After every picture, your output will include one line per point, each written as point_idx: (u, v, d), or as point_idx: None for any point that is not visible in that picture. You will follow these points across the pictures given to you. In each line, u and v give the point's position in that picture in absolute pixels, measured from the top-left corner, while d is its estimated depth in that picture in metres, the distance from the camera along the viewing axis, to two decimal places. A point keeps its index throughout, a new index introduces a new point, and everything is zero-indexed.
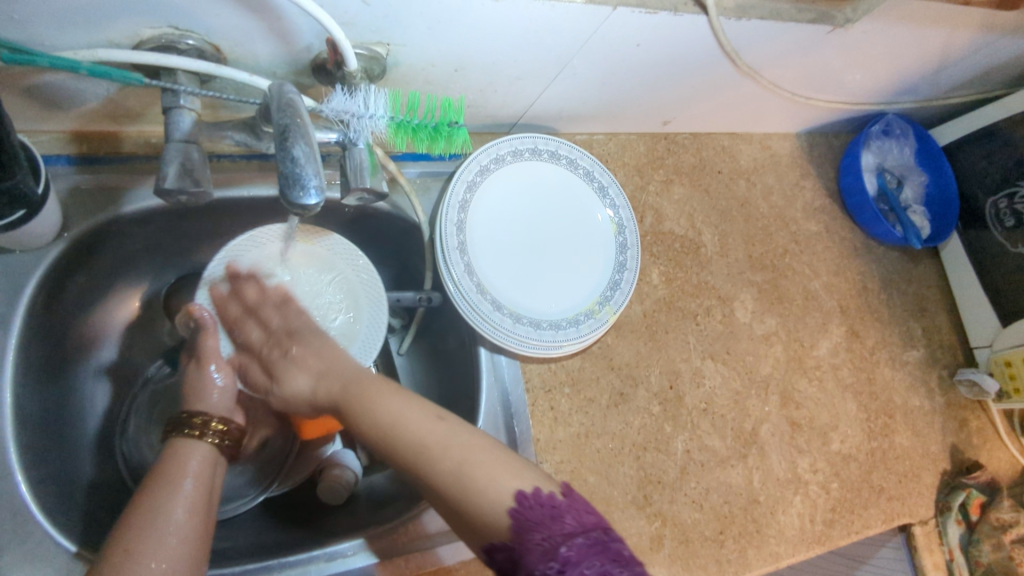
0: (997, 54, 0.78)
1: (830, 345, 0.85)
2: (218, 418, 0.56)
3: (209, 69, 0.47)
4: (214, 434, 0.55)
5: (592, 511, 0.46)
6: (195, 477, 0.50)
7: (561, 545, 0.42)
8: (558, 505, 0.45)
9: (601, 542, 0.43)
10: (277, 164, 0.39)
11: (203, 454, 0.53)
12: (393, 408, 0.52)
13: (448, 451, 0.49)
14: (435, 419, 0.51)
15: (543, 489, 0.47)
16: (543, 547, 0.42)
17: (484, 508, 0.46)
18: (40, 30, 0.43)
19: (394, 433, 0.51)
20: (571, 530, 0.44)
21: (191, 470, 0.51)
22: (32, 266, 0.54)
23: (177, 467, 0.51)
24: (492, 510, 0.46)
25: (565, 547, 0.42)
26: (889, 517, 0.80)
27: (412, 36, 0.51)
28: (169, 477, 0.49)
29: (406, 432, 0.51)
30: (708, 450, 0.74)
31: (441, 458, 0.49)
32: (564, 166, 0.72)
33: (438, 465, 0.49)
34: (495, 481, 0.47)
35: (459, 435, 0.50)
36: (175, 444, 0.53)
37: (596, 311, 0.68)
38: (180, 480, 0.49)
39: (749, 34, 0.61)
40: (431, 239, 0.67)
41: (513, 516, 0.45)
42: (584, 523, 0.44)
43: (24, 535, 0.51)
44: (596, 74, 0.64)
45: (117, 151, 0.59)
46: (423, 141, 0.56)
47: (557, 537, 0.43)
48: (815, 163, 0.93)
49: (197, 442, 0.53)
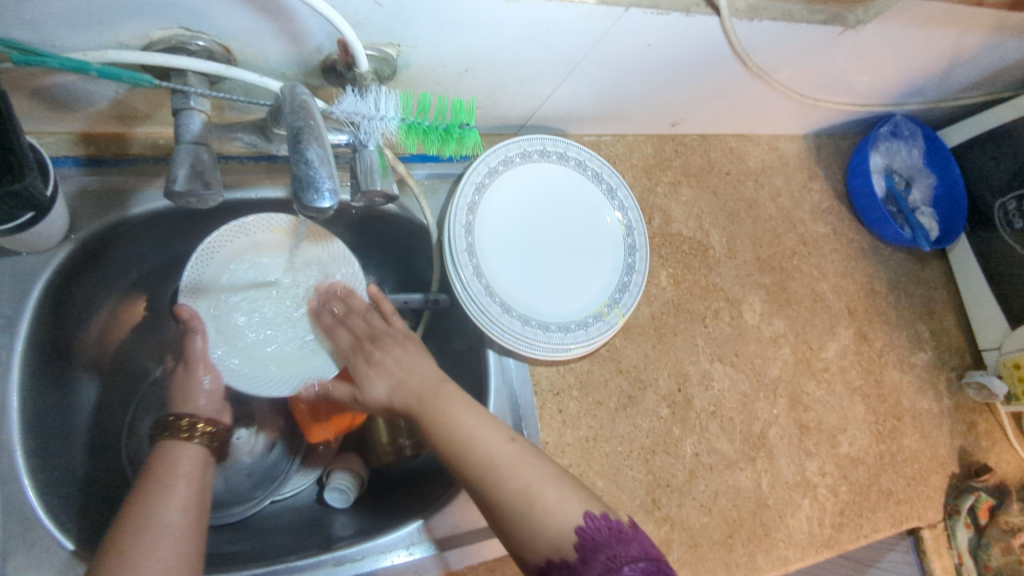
0: (1007, 56, 0.78)
1: (838, 347, 0.85)
2: (204, 420, 0.56)
3: (219, 71, 0.46)
4: (202, 435, 0.55)
5: (655, 545, 0.48)
6: (186, 477, 0.51)
7: (625, 566, 0.44)
8: (624, 532, 0.47)
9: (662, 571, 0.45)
10: (290, 166, 0.39)
11: (196, 454, 0.54)
12: (468, 422, 0.52)
13: (512, 472, 0.49)
14: (505, 440, 0.51)
15: (608, 513, 0.49)
16: (606, 565, 0.45)
17: (550, 534, 0.47)
18: (49, 32, 0.43)
19: (467, 448, 0.51)
20: (636, 555, 0.46)
21: (182, 469, 0.51)
22: (39, 268, 0.54)
23: (166, 464, 0.51)
24: (550, 531, 0.47)
25: (627, 568, 0.44)
26: (898, 520, 0.80)
27: (423, 37, 0.51)
28: (161, 475, 0.50)
29: (470, 446, 0.51)
30: (717, 452, 0.73)
31: (510, 479, 0.49)
32: (573, 167, 0.72)
33: (504, 481, 0.49)
34: (563, 508, 0.48)
35: (524, 458, 0.50)
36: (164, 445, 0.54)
37: (605, 313, 0.68)
38: (171, 479, 0.50)
39: (760, 35, 0.60)
40: (439, 241, 0.67)
41: (580, 534, 0.46)
42: (649, 552, 0.47)
43: (30, 539, 0.50)
44: (606, 75, 0.64)
45: (124, 153, 0.58)
46: (434, 142, 0.56)
47: (622, 558, 0.45)
48: (823, 164, 0.93)
49: (187, 442, 0.54)
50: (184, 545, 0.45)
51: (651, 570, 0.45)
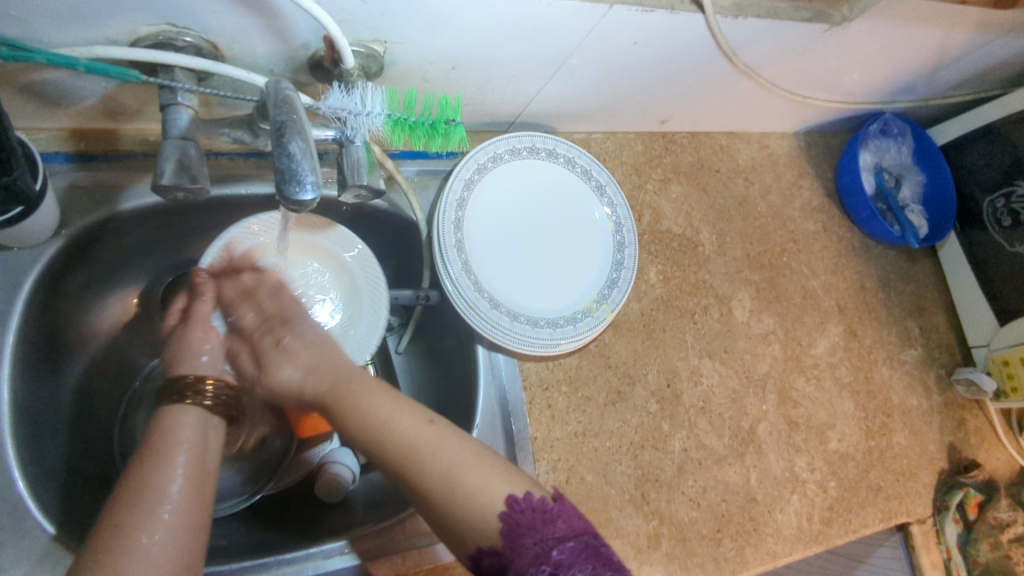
0: (994, 54, 0.78)
1: (827, 344, 0.85)
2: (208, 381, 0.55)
3: (206, 66, 0.47)
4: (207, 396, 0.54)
5: (581, 516, 0.47)
6: (190, 448, 0.50)
7: (553, 549, 0.43)
8: (550, 510, 0.46)
9: (591, 546, 0.44)
10: (273, 160, 0.39)
11: (195, 419, 0.52)
12: (382, 409, 0.52)
13: (433, 454, 0.49)
14: (424, 422, 0.52)
15: (531, 494, 0.48)
16: (534, 551, 0.44)
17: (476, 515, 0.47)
18: (37, 26, 0.43)
19: (383, 434, 0.51)
20: (563, 535, 0.45)
21: (185, 436, 0.50)
22: (30, 263, 0.54)
23: (162, 439, 0.49)
24: (469, 513, 0.47)
25: (556, 552, 0.43)
26: (887, 516, 0.80)
27: (409, 34, 0.51)
28: (153, 451, 0.48)
29: (388, 430, 0.51)
30: (706, 448, 0.74)
31: (428, 463, 0.49)
32: (561, 164, 0.72)
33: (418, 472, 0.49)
34: (485, 484, 0.48)
35: (448, 436, 0.51)
36: (164, 411, 0.52)
37: (593, 309, 0.68)
38: (175, 446, 0.49)
39: (745, 33, 0.61)
40: (428, 237, 0.67)
41: (506, 520, 0.46)
42: (576, 528, 0.46)
43: (22, 534, 0.51)
44: (594, 73, 0.64)
45: (115, 148, 0.59)
46: (420, 138, 0.56)
47: (548, 541, 0.44)
48: (814, 162, 0.93)
49: (188, 407, 0.53)
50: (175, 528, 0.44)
51: (580, 546, 0.44)
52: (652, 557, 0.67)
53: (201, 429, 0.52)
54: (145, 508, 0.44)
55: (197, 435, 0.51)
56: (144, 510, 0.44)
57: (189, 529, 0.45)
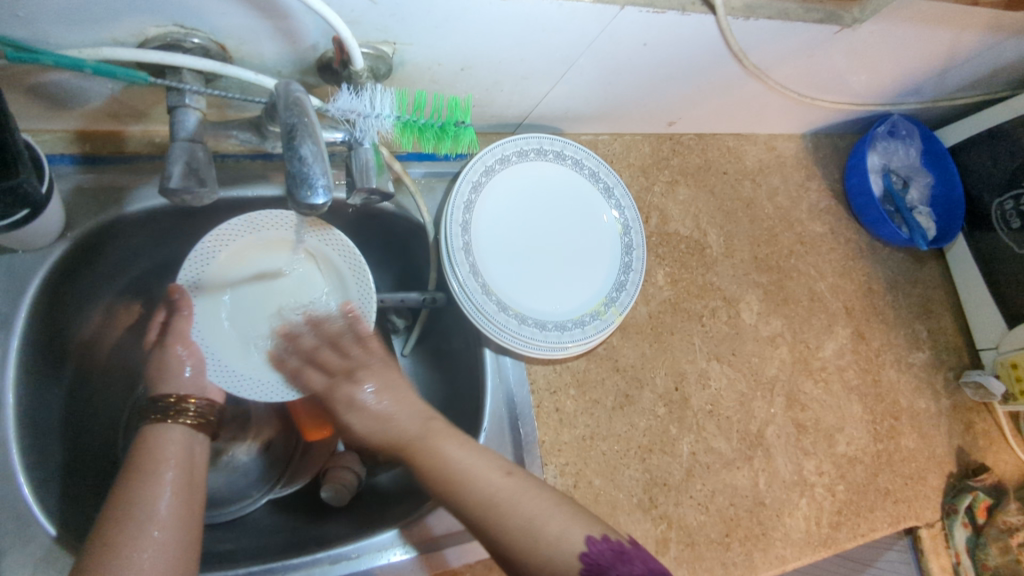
0: (1004, 55, 0.78)
1: (835, 347, 0.84)
2: (191, 400, 0.54)
3: (215, 68, 0.46)
4: (188, 415, 0.53)
5: (652, 559, 0.49)
6: (177, 464, 0.49)
7: None
8: (628, 551, 0.47)
9: None
10: (284, 163, 0.39)
11: (179, 437, 0.52)
12: (457, 458, 0.51)
13: (514, 506, 0.48)
14: (502, 474, 0.50)
15: (610, 535, 0.48)
16: None
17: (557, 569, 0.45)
18: (44, 28, 0.43)
19: (460, 483, 0.49)
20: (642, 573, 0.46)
21: (167, 454, 0.50)
22: (35, 266, 0.54)
23: (141, 462, 0.48)
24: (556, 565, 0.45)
25: None
26: (895, 520, 0.80)
27: (419, 35, 0.51)
28: (137, 473, 0.47)
29: (465, 480, 0.49)
30: (714, 451, 0.73)
31: (510, 514, 0.47)
32: (569, 166, 0.72)
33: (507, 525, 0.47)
34: (566, 536, 0.47)
35: (526, 489, 0.49)
36: (145, 432, 0.51)
37: (602, 312, 0.68)
38: (157, 466, 0.48)
39: (756, 34, 0.60)
40: (435, 239, 0.67)
41: (585, 561, 0.45)
42: (650, 567, 0.48)
43: (27, 539, 0.50)
44: (603, 74, 0.64)
45: (122, 150, 0.59)
46: (429, 140, 0.56)
47: None
48: (821, 164, 0.93)
49: (171, 425, 0.52)
50: (168, 550, 0.44)
51: None
52: (661, 562, 0.67)
53: (181, 443, 0.51)
54: (130, 524, 0.44)
55: (182, 451, 0.51)
56: (133, 526, 0.44)
57: (178, 544, 0.45)
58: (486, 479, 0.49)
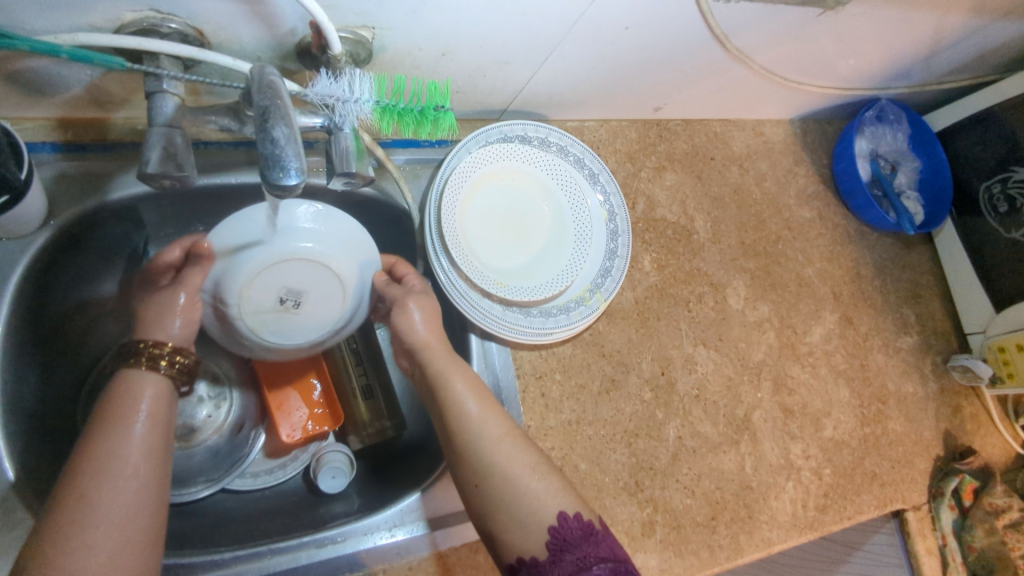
0: (992, 38, 0.78)
1: (823, 331, 0.85)
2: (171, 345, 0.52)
3: (191, 53, 0.46)
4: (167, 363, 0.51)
5: (608, 547, 0.52)
6: (147, 418, 0.48)
7: (592, 566, 0.50)
8: (590, 535, 0.52)
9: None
10: (257, 145, 0.39)
11: (158, 388, 0.50)
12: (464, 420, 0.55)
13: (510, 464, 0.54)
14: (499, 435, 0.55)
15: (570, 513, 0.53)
16: (577, 565, 0.50)
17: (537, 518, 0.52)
18: (20, 14, 0.43)
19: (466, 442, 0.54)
20: (602, 555, 0.51)
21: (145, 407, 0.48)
22: (18, 255, 0.54)
23: (120, 410, 0.47)
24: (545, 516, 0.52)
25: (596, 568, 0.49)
26: (882, 503, 0.80)
27: (396, 19, 0.51)
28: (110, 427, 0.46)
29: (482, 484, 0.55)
30: (700, 436, 0.74)
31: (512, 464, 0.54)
32: (554, 153, 0.72)
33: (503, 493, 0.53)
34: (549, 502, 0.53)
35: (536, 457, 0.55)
36: (120, 376, 0.50)
37: (586, 298, 0.69)
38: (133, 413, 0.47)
39: (738, 17, 0.60)
40: (420, 224, 0.68)
41: (553, 532, 0.51)
42: (608, 558, 0.51)
43: (13, 525, 0.51)
44: (585, 59, 0.64)
45: (103, 138, 0.58)
46: (409, 125, 0.56)
47: (589, 557, 0.50)
48: (809, 149, 0.93)
49: (147, 372, 0.50)
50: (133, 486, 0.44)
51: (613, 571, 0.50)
52: (647, 544, 0.67)
53: (166, 395, 0.50)
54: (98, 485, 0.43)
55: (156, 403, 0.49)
56: None
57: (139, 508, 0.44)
58: (485, 438, 0.54)
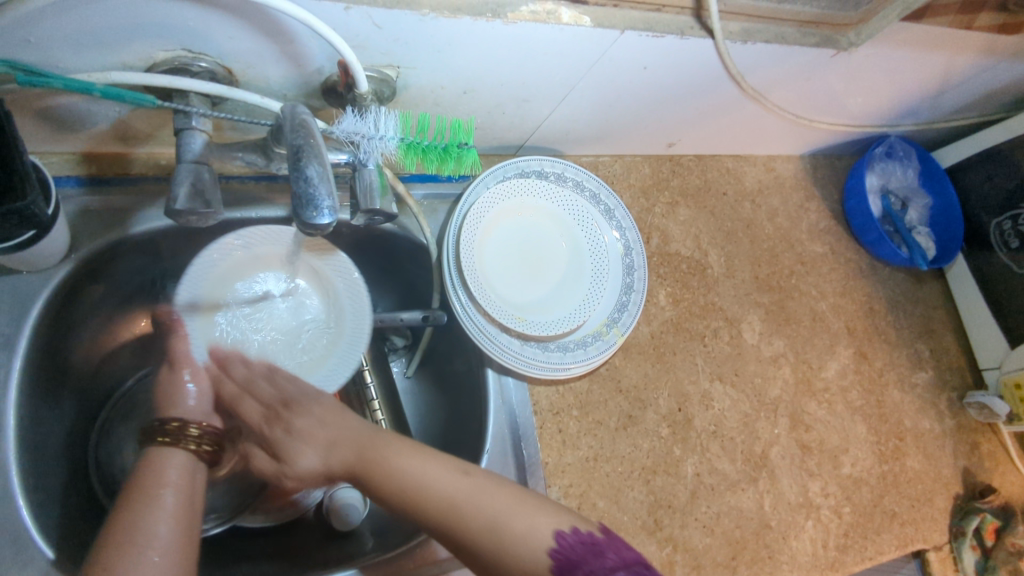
0: (999, 77, 0.79)
1: (838, 367, 0.84)
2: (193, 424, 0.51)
3: (221, 91, 0.47)
4: (190, 440, 0.50)
5: (629, 547, 0.50)
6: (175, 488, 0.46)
7: None
8: (598, 542, 0.48)
9: None
10: (290, 183, 0.40)
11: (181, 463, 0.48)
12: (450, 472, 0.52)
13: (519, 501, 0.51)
14: (464, 473, 0.50)
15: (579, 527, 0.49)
16: None
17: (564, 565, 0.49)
18: (56, 52, 0.44)
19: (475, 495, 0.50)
20: (613, 566, 0.47)
21: (169, 480, 0.46)
22: (39, 287, 0.54)
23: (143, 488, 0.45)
24: None
25: None
26: (903, 543, 0.79)
27: (422, 60, 0.52)
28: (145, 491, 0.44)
29: None
30: (718, 473, 0.73)
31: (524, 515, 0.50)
32: (570, 188, 0.72)
33: None
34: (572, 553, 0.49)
35: None
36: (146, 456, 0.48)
37: (604, 333, 0.69)
38: (157, 490, 0.45)
39: (755, 58, 0.61)
40: (438, 260, 0.67)
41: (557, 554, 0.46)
42: (625, 558, 0.48)
43: (23, 563, 0.49)
44: (601, 98, 0.65)
45: (127, 172, 0.59)
46: (433, 162, 0.57)
47: (604, 573, 0.46)
48: (819, 185, 0.94)
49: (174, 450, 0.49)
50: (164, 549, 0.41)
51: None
52: None
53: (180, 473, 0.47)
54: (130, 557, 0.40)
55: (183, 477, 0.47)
56: None
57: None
58: None
